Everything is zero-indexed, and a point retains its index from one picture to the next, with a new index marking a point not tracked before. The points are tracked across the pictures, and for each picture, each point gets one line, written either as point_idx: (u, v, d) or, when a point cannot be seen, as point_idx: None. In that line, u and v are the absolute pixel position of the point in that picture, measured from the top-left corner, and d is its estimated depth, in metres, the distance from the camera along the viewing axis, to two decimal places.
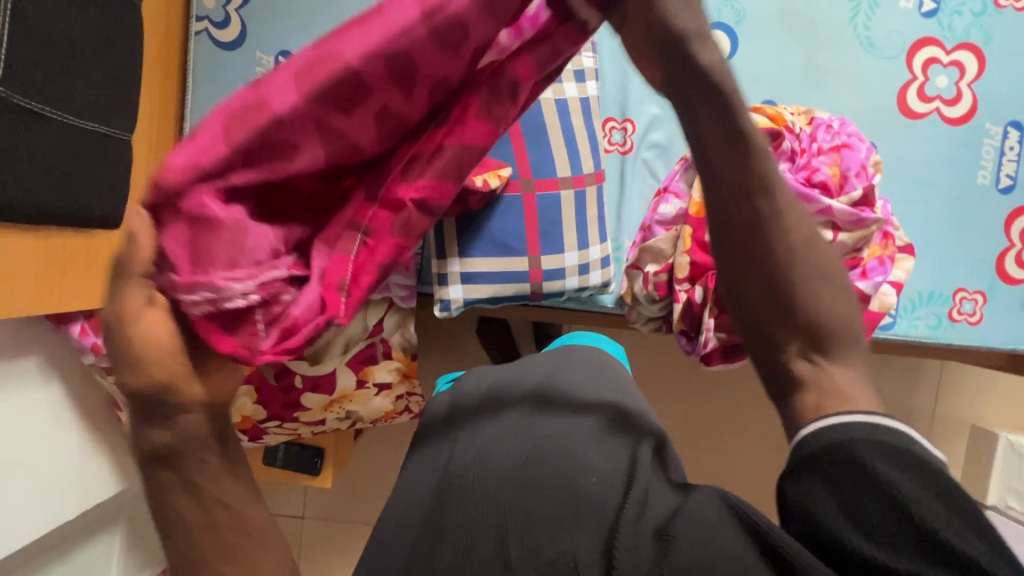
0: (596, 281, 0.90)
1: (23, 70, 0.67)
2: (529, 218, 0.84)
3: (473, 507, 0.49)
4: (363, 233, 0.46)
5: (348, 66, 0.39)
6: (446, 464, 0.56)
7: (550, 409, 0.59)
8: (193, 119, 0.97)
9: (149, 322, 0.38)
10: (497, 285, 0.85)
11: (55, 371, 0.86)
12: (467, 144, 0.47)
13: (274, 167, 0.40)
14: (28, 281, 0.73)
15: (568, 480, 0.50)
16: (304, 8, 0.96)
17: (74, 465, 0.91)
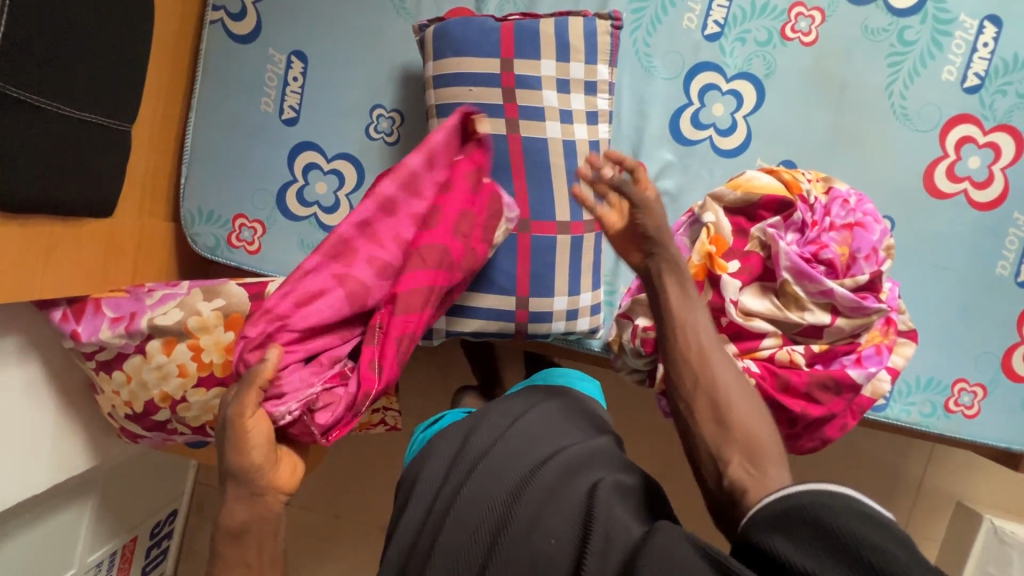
0: (583, 328, 0.88)
1: (24, 62, 0.65)
2: (520, 257, 0.82)
3: (449, 556, 0.51)
4: (379, 326, 0.75)
5: (340, 237, 0.74)
6: (428, 512, 0.56)
7: (520, 449, 0.58)
8: (201, 109, 0.96)
9: (256, 422, 0.62)
10: (481, 321, 0.83)
11: (36, 350, 0.87)
12: (434, 251, 0.76)
13: (302, 302, 0.72)
14: (8, 268, 0.71)
15: (528, 534, 0.50)
16: (322, 10, 0.94)
17: (47, 441, 0.92)
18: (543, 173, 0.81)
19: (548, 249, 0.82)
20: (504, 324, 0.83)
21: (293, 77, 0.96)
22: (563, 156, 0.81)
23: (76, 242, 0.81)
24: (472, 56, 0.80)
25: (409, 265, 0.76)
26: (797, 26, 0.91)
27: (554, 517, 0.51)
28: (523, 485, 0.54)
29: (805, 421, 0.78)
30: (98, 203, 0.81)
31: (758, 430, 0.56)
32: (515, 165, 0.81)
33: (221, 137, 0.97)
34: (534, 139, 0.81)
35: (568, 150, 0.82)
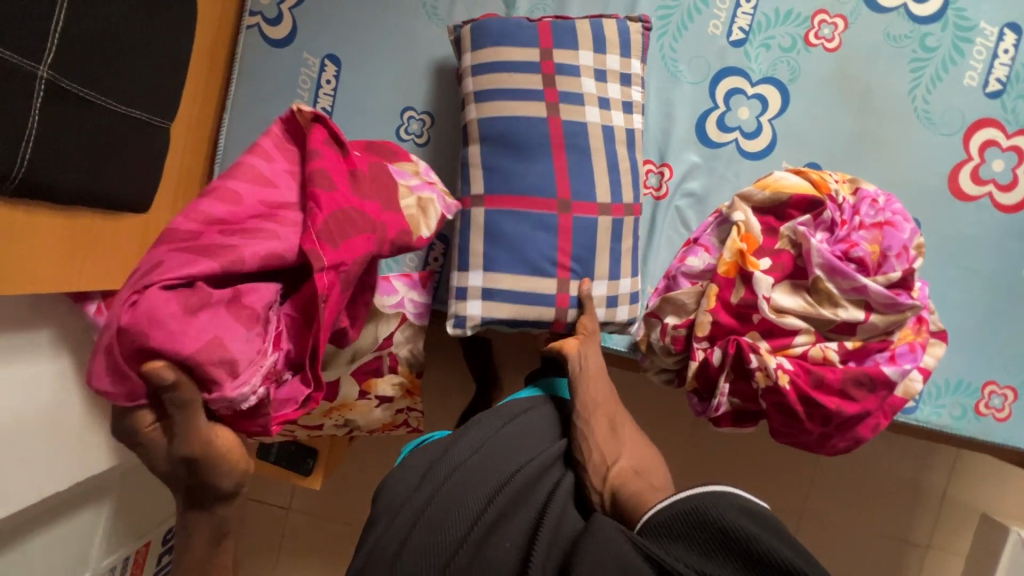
0: (621, 318, 0.88)
1: (79, 56, 0.67)
2: (562, 237, 0.82)
3: (411, 558, 0.51)
4: (322, 297, 0.61)
5: (193, 223, 0.60)
6: (387, 519, 0.56)
7: (492, 458, 0.61)
8: (236, 110, 0.98)
9: (220, 439, 0.56)
10: (517, 306, 0.82)
11: (67, 345, 0.88)
12: (339, 208, 0.65)
13: (181, 292, 0.58)
14: (54, 260, 0.73)
15: (488, 534, 0.52)
16: (357, 14, 0.96)
17: (71, 435, 0.91)
18: (582, 160, 0.82)
19: (590, 230, 0.83)
20: (544, 313, 0.83)
21: (326, 80, 0.98)
22: (602, 143, 0.83)
23: (112, 234, 0.81)
24: (508, 57, 0.82)
25: (307, 221, 0.63)
26: (821, 32, 0.93)
27: (513, 520, 0.54)
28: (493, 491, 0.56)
29: (839, 419, 0.77)
30: (138, 199, 0.83)
31: (643, 458, 0.70)
32: (556, 146, 0.82)
33: (254, 138, 0.98)
34: (573, 128, 0.82)
35: (607, 138, 0.84)
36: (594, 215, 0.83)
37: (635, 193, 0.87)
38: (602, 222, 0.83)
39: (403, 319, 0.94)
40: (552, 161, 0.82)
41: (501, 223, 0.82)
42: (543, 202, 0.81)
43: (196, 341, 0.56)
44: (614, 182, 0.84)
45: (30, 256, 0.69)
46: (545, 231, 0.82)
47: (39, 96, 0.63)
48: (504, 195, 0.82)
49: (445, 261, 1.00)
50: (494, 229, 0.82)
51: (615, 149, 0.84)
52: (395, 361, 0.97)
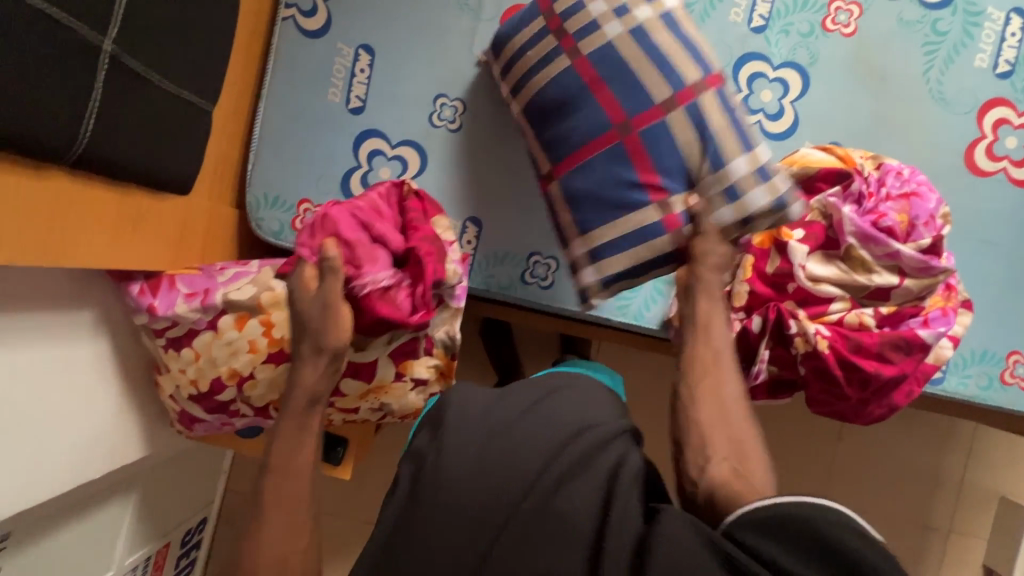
0: (759, 203, 0.75)
1: (138, 33, 0.68)
2: (639, 156, 0.77)
3: (462, 521, 0.51)
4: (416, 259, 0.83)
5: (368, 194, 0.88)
6: (432, 468, 0.55)
7: (545, 421, 0.58)
8: (270, 99, 1.00)
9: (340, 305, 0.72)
10: (629, 253, 0.78)
11: (105, 328, 0.88)
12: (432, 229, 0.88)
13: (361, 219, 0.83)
14: (103, 236, 0.73)
15: (544, 504, 0.51)
16: (390, 6, 0.99)
17: (106, 422, 0.90)
18: (628, 77, 0.78)
19: (665, 133, 0.77)
20: (655, 239, 0.77)
21: (360, 69, 1.00)
22: (639, 49, 0.78)
23: (158, 216, 0.82)
24: (531, 38, 0.84)
25: (418, 227, 0.87)
26: (837, 19, 0.97)
27: (574, 490, 0.52)
28: (549, 459, 0.54)
29: (877, 383, 0.79)
30: (183, 180, 0.84)
31: (743, 435, 0.64)
32: (593, 83, 0.80)
33: (288, 126, 1.00)
34: (605, 55, 0.79)
35: (635, 38, 0.79)
36: (661, 117, 0.77)
37: (698, 68, 0.79)
38: (674, 117, 0.77)
39: (440, 301, 0.93)
40: (597, 97, 0.79)
41: (585, 174, 0.80)
42: (604, 137, 0.79)
43: (356, 236, 0.81)
44: (665, 72, 0.78)
45: (82, 230, 0.70)
46: (623, 156, 0.78)
47: (104, 71, 0.65)
48: (576, 149, 0.80)
49: (477, 251, 1.00)
50: (577, 180, 0.81)
51: (657, 51, 0.78)
52: (431, 344, 0.97)
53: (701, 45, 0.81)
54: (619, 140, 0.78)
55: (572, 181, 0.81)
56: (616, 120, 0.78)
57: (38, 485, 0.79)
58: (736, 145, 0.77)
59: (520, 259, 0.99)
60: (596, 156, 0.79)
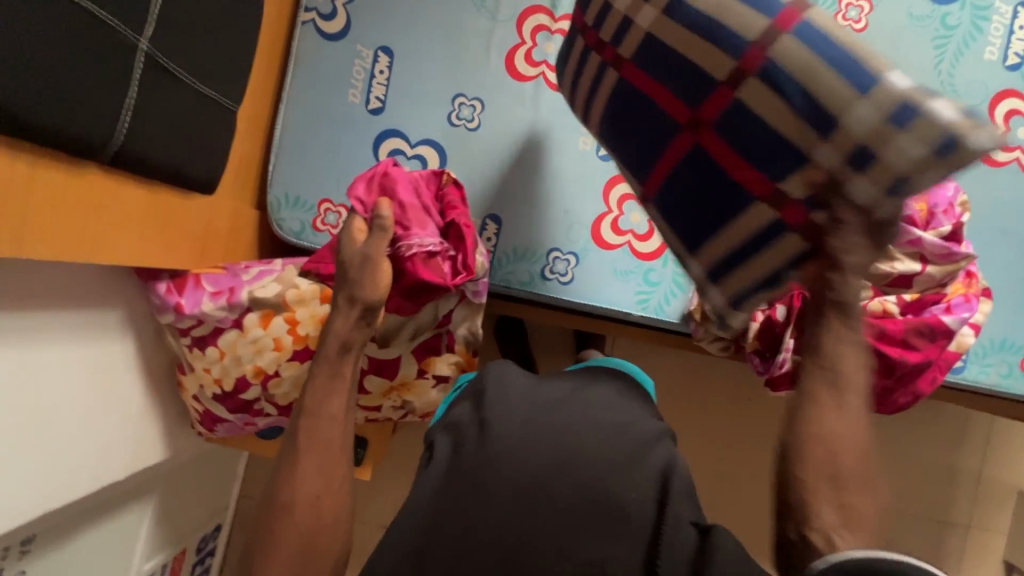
0: (918, 153, 0.48)
1: (171, 33, 0.69)
2: (727, 155, 0.58)
3: (514, 496, 0.51)
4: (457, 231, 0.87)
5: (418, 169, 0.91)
6: (479, 441, 0.55)
7: (587, 409, 0.59)
8: (291, 101, 1.01)
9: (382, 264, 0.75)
10: (750, 269, 0.60)
11: (130, 328, 0.88)
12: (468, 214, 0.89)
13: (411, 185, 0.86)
14: (135, 233, 0.74)
15: (600, 488, 0.52)
16: (408, 8, 1.01)
17: (130, 422, 0.90)
18: (686, 65, 0.58)
19: (748, 119, 0.55)
20: (776, 246, 0.57)
21: (379, 70, 1.02)
22: (691, 23, 0.57)
23: (184, 215, 0.83)
24: (578, 62, 0.71)
25: (458, 207, 0.88)
26: (848, 15, 0.99)
27: (626, 475, 0.53)
28: (599, 444, 0.55)
29: (902, 369, 0.80)
30: (210, 179, 0.84)
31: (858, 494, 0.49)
32: (647, 89, 0.62)
33: (308, 127, 1.01)
34: (650, 51, 0.60)
35: (683, 16, 0.57)
36: (733, 97, 0.56)
37: (766, 11, 0.54)
38: (748, 88, 0.55)
39: (461, 298, 0.93)
40: (657, 103, 0.61)
41: (676, 196, 0.64)
42: (676, 143, 0.61)
43: (408, 199, 0.84)
44: (727, 41, 0.55)
45: (116, 226, 0.71)
46: (709, 163, 0.59)
47: (139, 68, 0.66)
48: (656, 167, 0.65)
49: (497, 247, 1.01)
50: (670, 204, 0.65)
51: (712, 21, 0.56)
52: (452, 341, 0.96)
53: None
54: (693, 142, 0.60)
55: (667, 207, 0.66)
56: (682, 120, 0.59)
57: (65, 484, 0.79)
58: (845, 82, 0.51)
59: (539, 255, 1.00)
60: (677, 171, 0.63)
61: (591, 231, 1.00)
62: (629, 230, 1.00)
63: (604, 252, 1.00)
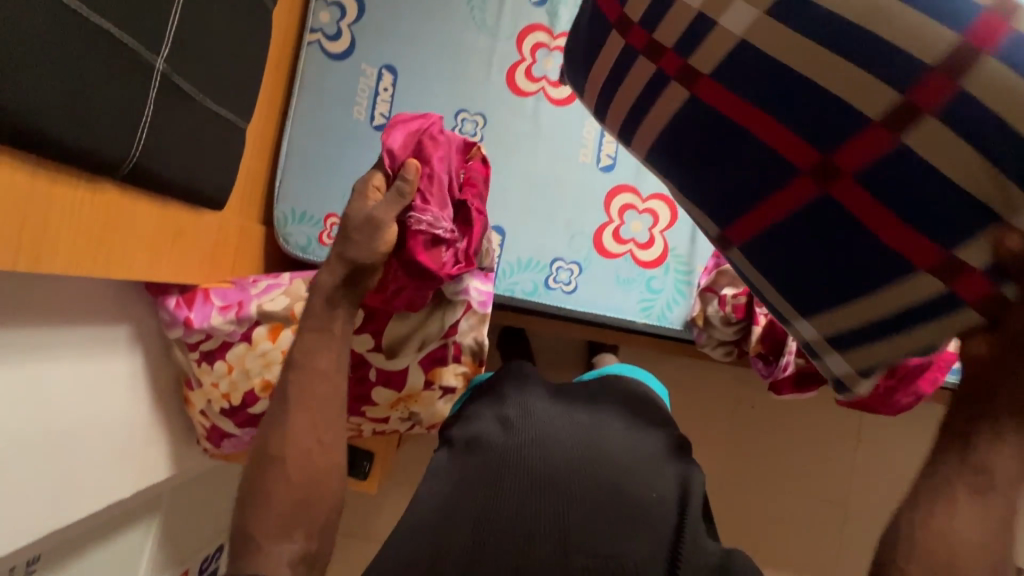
0: None
1: (186, 54, 0.71)
2: (878, 216, 0.35)
3: (540, 494, 0.54)
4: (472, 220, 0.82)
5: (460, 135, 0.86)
6: (506, 440, 0.59)
7: (606, 417, 0.63)
8: (297, 119, 1.04)
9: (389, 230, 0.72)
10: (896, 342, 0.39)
11: (138, 344, 0.88)
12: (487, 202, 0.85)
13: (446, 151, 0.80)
14: (147, 248, 0.75)
15: (622, 489, 0.55)
16: (411, 28, 1.04)
17: (136, 439, 0.90)
18: (812, 90, 0.35)
19: (929, 177, 0.33)
20: (948, 318, 0.36)
21: (384, 88, 1.04)
22: (821, 33, 0.34)
23: (195, 230, 0.84)
24: (614, 77, 0.45)
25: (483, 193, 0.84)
26: None
27: (645, 477, 0.57)
28: (620, 448, 0.59)
29: (904, 371, 0.81)
30: (220, 196, 0.86)
31: None
32: (737, 116, 0.38)
33: (314, 143, 1.03)
34: (741, 62, 0.37)
35: (805, 20, 0.35)
36: (896, 142, 0.34)
37: (955, 21, 0.32)
38: (924, 130, 0.33)
39: (467, 307, 0.93)
40: (753, 135, 0.38)
41: (779, 266, 0.41)
42: (783, 194, 0.38)
43: (438, 165, 0.78)
44: (887, 66, 0.33)
45: (130, 242, 0.72)
46: (845, 222, 0.37)
47: (155, 88, 0.68)
48: (747, 213, 0.41)
49: (500, 258, 1.03)
50: (773, 265, 0.42)
51: (852, 29, 0.34)
52: (459, 351, 0.96)
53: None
54: (820, 192, 0.37)
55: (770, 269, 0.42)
56: (803, 163, 0.37)
57: (75, 501, 0.79)
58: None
59: (543, 264, 1.02)
60: (786, 226, 0.39)
61: (593, 240, 1.02)
62: (631, 239, 1.02)
63: (606, 260, 1.01)
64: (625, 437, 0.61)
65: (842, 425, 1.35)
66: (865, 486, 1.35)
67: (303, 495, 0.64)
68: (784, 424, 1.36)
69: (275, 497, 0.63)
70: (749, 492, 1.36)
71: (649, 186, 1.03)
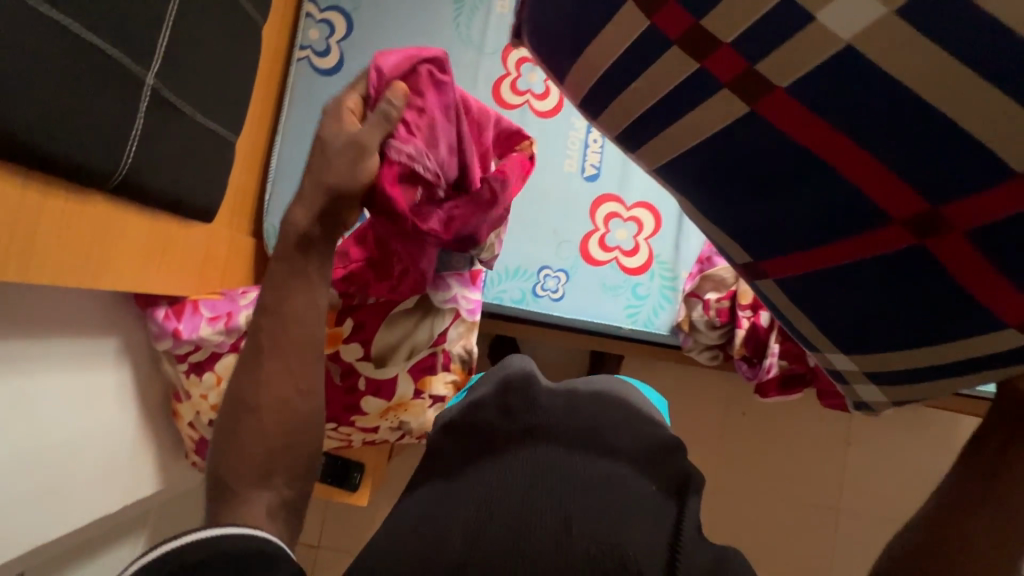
0: None
1: (175, 70, 0.73)
2: (978, 272, 0.29)
3: (528, 474, 0.46)
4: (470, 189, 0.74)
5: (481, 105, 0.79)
6: (498, 417, 0.51)
7: (610, 408, 0.56)
8: (286, 133, 1.06)
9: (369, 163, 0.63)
10: (937, 384, 0.36)
11: (126, 357, 0.88)
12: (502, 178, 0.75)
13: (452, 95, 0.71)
14: (134, 261, 0.76)
15: (623, 478, 0.47)
16: (398, 44, 1.07)
17: (123, 453, 0.89)
18: (933, 117, 0.25)
19: None
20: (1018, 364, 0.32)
21: None
22: (971, 38, 0.23)
23: (184, 242, 0.85)
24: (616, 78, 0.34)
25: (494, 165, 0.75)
26: None
27: (649, 471, 0.49)
28: (623, 440, 0.51)
29: None
30: (208, 208, 0.87)
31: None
32: (805, 140, 0.29)
33: (303, 157, 1.05)
34: (840, 74, 0.26)
35: (951, 21, 0.23)
36: None
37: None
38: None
39: (456, 315, 0.94)
40: (833, 169, 0.29)
41: (827, 304, 0.35)
42: (858, 239, 0.31)
43: (437, 103, 0.69)
44: None
45: (117, 253, 0.72)
46: (928, 276, 0.30)
47: (145, 103, 0.69)
48: (806, 250, 0.33)
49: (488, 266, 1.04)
50: (819, 304, 0.36)
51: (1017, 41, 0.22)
52: (449, 359, 0.97)
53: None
54: (917, 244, 0.29)
55: (803, 301, 0.37)
56: (898, 211, 0.29)
57: (61, 516, 0.78)
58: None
59: (530, 273, 1.03)
60: (843, 276, 0.33)
61: (579, 248, 1.04)
62: (616, 246, 1.03)
63: (592, 268, 1.03)
64: (627, 428, 0.53)
65: (831, 428, 1.37)
66: (856, 489, 1.35)
67: (280, 445, 0.61)
68: (775, 427, 1.37)
69: (251, 444, 0.60)
70: (742, 497, 1.37)
71: (633, 194, 1.05)
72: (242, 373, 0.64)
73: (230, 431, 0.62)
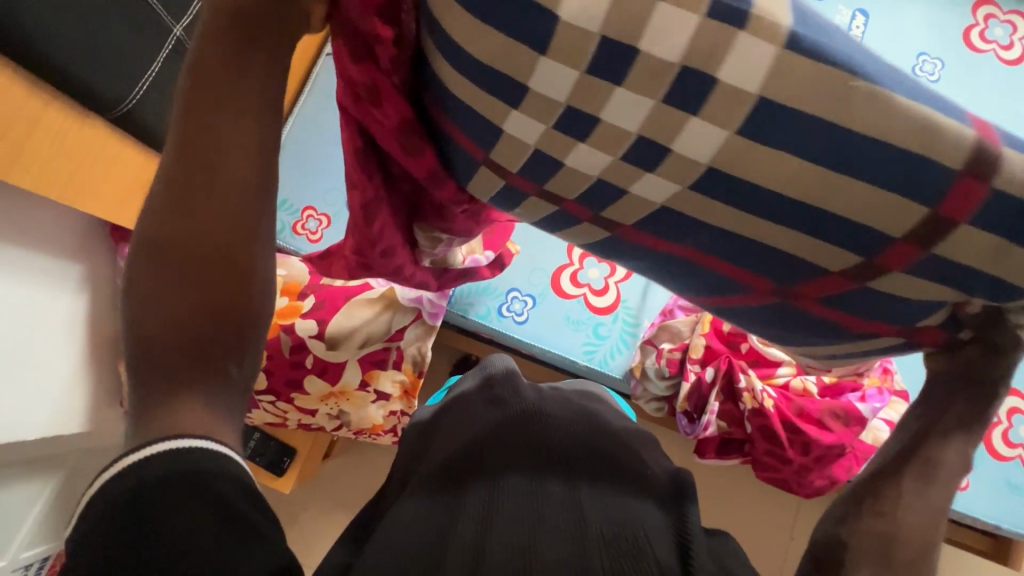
0: None
1: None
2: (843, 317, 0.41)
3: (532, 461, 0.45)
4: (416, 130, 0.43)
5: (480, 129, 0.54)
6: (493, 415, 0.51)
7: (593, 406, 0.57)
8: (299, 114, 1.10)
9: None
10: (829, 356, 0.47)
11: (87, 287, 0.89)
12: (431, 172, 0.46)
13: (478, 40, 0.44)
14: (119, 192, 0.78)
15: (623, 459, 0.47)
16: None
17: (57, 381, 0.88)
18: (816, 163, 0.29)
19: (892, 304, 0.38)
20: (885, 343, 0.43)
21: None
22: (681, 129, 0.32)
23: None
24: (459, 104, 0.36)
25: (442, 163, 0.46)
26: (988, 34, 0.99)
27: (644, 458, 0.49)
28: (613, 428, 0.52)
29: (817, 449, 0.86)
30: None
31: None
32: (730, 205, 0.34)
33: (310, 141, 1.08)
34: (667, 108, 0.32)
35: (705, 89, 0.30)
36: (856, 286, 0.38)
37: (928, 196, 0.32)
38: (885, 279, 0.36)
39: (417, 316, 0.96)
40: (703, 264, 0.42)
41: (740, 319, 0.48)
42: (743, 296, 0.44)
43: None
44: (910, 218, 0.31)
45: (101, 178, 0.74)
46: (804, 315, 0.43)
47: (165, 48, 0.74)
48: (717, 297, 0.46)
49: None
50: (729, 314, 0.48)
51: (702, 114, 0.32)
52: (400, 358, 0.98)
53: (942, 128, 0.31)
54: (783, 301, 0.42)
55: (729, 317, 0.49)
56: (758, 287, 0.42)
57: None
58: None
59: (499, 292, 1.05)
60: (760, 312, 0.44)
61: (551, 278, 1.06)
62: (586, 283, 1.06)
63: (560, 299, 1.05)
64: (615, 422, 0.54)
65: (777, 511, 1.33)
66: None
67: (193, 314, 0.39)
68: (723, 499, 1.34)
69: (181, 303, 0.38)
70: None
71: None
72: (155, 211, 0.39)
73: (151, 290, 0.38)
